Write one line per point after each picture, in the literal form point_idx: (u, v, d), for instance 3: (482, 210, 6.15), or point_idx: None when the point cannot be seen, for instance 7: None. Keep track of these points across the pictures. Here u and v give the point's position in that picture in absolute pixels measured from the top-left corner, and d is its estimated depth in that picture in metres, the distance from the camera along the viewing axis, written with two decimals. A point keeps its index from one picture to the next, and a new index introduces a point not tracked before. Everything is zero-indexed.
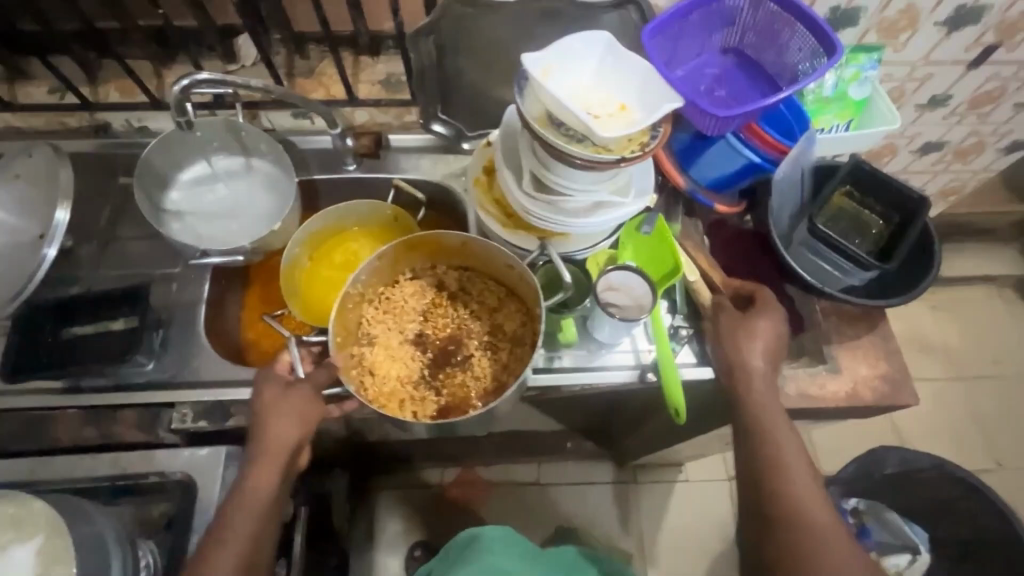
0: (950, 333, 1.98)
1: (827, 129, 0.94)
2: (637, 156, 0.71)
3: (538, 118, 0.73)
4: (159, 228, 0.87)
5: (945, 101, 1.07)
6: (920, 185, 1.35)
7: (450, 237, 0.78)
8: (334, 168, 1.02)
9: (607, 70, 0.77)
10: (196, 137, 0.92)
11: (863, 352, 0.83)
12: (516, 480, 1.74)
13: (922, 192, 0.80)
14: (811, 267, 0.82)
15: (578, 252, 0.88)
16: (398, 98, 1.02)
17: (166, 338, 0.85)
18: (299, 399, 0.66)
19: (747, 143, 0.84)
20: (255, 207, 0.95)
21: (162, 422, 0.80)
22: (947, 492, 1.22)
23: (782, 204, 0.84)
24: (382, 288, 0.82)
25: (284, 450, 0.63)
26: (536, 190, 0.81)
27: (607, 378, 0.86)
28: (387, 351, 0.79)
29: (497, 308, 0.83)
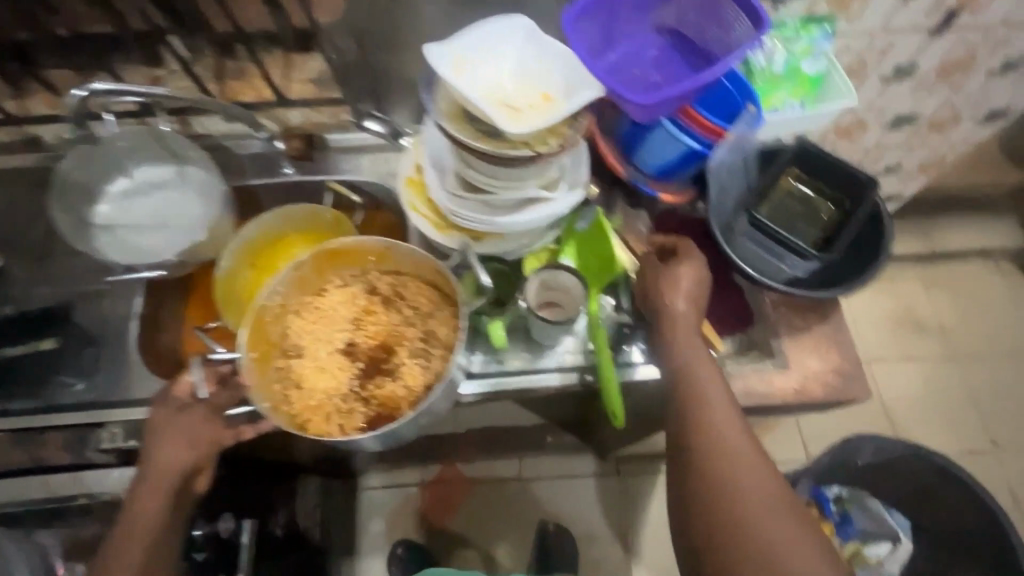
0: (947, 310, 1.90)
1: (780, 108, 0.87)
2: (553, 150, 0.69)
3: (451, 114, 0.70)
4: (82, 242, 0.85)
5: (912, 71, 1.01)
6: (897, 159, 1.29)
7: (371, 243, 0.77)
8: (271, 172, 0.99)
9: (529, 59, 0.73)
10: (119, 148, 0.89)
11: (814, 344, 0.79)
12: (498, 476, 1.71)
13: (870, 174, 0.75)
14: (753, 257, 0.78)
15: (512, 250, 0.83)
16: (331, 96, 0.99)
17: (98, 356, 0.83)
18: (192, 422, 0.66)
19: (686, 130, 0.78)
20: (185, 216, 0.90)
21: (90, 443, 0.78)
22: (930, 480, 1.16)
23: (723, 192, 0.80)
24: (309, 297, 0.79)
25: (172, 475, 0.64)
26: (461, 190, 0.79)
27: (547, 381, 0.82)
28: (315, 362, 0.76)
29: (431, 313, 0.79)
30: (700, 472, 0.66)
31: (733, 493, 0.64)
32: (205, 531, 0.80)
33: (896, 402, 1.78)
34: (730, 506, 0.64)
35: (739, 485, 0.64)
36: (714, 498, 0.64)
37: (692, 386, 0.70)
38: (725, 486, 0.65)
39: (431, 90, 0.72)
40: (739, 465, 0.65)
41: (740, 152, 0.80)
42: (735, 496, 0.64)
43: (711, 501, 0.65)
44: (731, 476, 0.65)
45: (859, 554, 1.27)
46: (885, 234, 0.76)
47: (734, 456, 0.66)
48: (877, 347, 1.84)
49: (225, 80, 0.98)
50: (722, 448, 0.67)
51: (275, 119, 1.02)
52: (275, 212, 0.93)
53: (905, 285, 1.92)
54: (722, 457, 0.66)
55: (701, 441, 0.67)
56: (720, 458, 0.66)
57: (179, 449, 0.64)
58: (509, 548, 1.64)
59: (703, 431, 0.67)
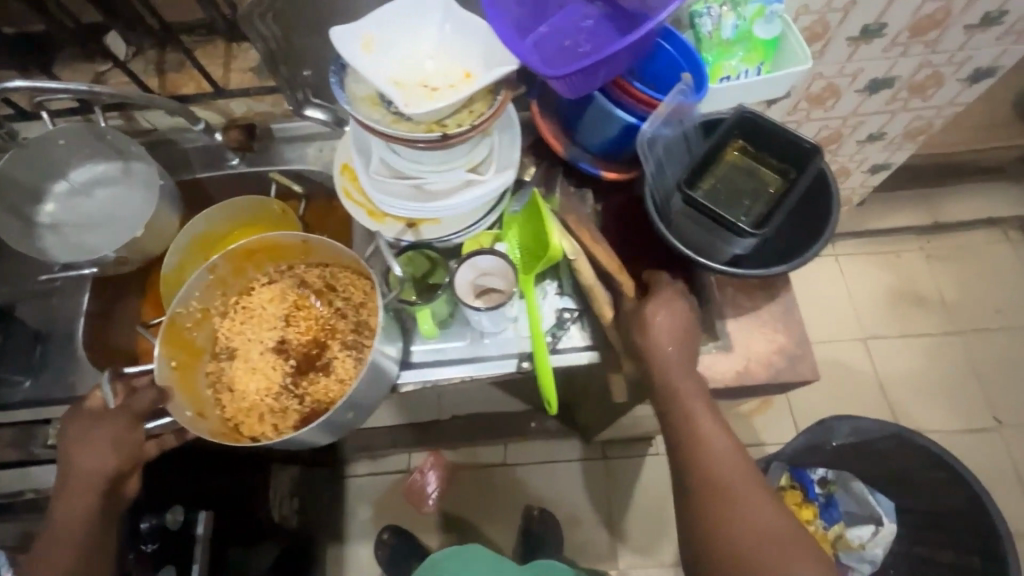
0: (958, 280, 1.78)
1: (732, 76, 0.84)
2: (467, 131, 0.66)
3: (366, 98, 0.68)
4: (25, 244, 0.85)
5: (881, 31, 0.94)
6: (879, 126, 1.22)
7: (289, 239, 0.78)
8: (216, 164, 0.98)
9: (448, 36, 0.71)
10: (60, 146, 0.89)
11: (758, 325, 0.77)
12: (480, 462, 1.67)
13: (814, 139, 0.71)
14: (692, 237, 0.74)
15: (452, 236, 0.81)
16: (269, 84, 0.97)
17: (46, 354, 0.85)
18: (110, 432, 0.67)
19: (621, 103, 0.75)
20: (130, 212, 0.90)
21: (37, 439, 0.81)
22: (913, 463, 1.11)
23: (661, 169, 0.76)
24: (237, 298, 0.82)
25: (92, 480, 0.66)
26: (389, 176, 0.77)
27: (485, 367, 0.81)
28: (247, 363, 0.79)
29: (362, 304, 0.81)
30: (704, 511, 0.66)
31: (739, 530, 0.64)
32: (151, 523, 0.80)
33: (898, 382, 1.67)
34: (738, 544, 0.63)
35: (744, 520, 0.64)
36: (724, 538, 0.64)
37: (687, 420, 0.68)
38: (732, 524, 0.64)
39: (343, 71, 0.69)
40: (743, 500, 0.65)
41: (678, 126, 0.76)
42: (741, 532, 0.64)
43: (719, 541, 0.64)
44: (736, 512, 0.65)
45: (842, 537, 1.28)
46: (831, 209, 0.72)
47: (735, 489, 0.66)
48: (876, 323, 1.73)
49: (165, 73, 0.97)
50: (723, 484, 0.66)
51: (218, 111, 0.99)
52: (221, 206, 0.92)
53: (906, 257, 1.81)
54: (724, 492, 0.66)
55: (701, 477, 0.67)
56: (721, 495, 0.66)
57: (99, 456, 0.66)
58: (495, 532, 1.62)
59: (701, 468, 0.67)
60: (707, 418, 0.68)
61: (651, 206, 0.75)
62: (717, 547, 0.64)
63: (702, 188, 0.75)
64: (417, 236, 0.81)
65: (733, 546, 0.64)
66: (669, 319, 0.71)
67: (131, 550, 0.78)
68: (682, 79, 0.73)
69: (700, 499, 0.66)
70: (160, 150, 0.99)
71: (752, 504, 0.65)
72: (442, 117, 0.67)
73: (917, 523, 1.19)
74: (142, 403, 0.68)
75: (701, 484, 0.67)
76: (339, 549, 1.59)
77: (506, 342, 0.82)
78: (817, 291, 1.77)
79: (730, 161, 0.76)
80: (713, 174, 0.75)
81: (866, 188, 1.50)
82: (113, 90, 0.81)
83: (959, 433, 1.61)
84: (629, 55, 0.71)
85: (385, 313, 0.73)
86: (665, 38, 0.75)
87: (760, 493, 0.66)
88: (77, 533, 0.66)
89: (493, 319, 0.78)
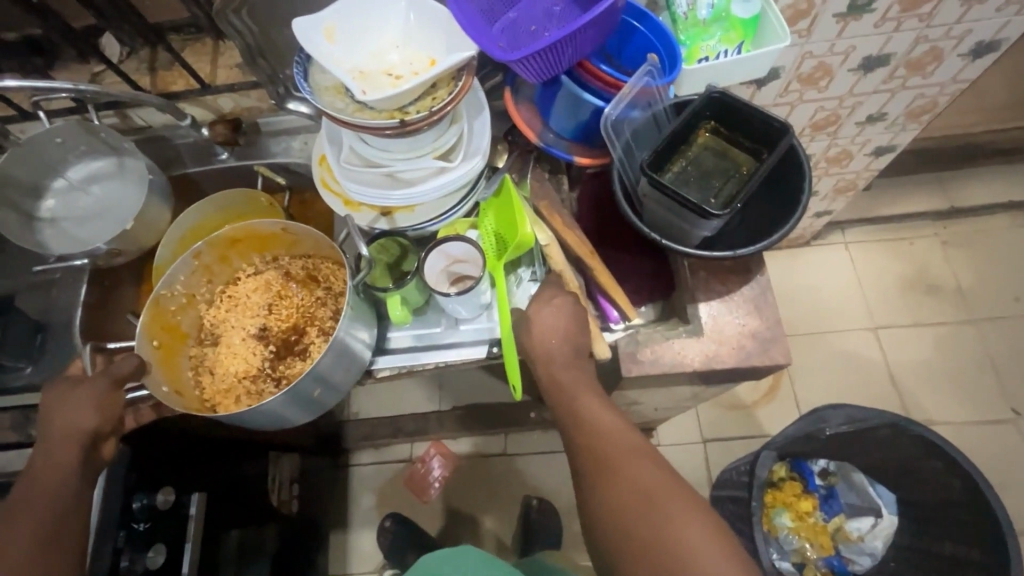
0: (974, 268, 1.70)
1: (711, 57, 0.81)
2: (427, 118, 0.67)
3: (332, 89, 0.69)
4: (25, 237, 0.89)
5: (869, 6, 0.90)
6: (879, 106, 1.18)
7: (267, 227, 0.80)
8: (206, 159, 1.01)
9: (413, 26, 0.72)
10: (57, 143, 0.92)
11: (731, 307, 0.77)
12: (481, 452, 1.68)
13: (785, 117, 0.70)
14: (660, 220, 0.74)
15: (427, 224, 0.82)
16: (253, 79, 0.99)
17: (46, 342, 0.89)
18: (91, 394, 0.68)
19: (588, 86, 0.76)
20: (123, 206, 0.94)
21: (33, 423, 0.83)
22: (911, 453, 1.07)
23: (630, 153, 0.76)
24: (223, 287, 0.85)
25: (73, 436, 0.67)
26: (362, 165, 0.78)
27: (458, 353, 0.82)
28: (229, 348, 0.82)
29: (341, 292, 0.83)
30: (591, 486, 0.63)
31: (620, 500, 0.60)
32: (142, 502, 0.82)
33: (908, 373, 1.61)
34: (620, 514, 0.59)
35: (625, 489, 0.60)
36: (609, 512, 0.60)
37: (574, 403, 0.68)
38: (611, 495, 0.61)
39: (309, 63, 0.70)
40: (627, 471, 0.61)
41: (647, 110, 0.76)
42: (619, 502, 0.60)
43: (604, 515, 0.60)
44: (616, 482, 0.61)
45: (841, 529, 1.25)
46: (803, 188, 0.70)
47: (617, 458, 0.63)
48: (886, 312, 1.68)
49: (156, 71, 1.00)
50: (606, 454, 0.63)
51: (206, 107, 1.02)
52: (209, 198, 0.93)
53: (919, 244, 1.74)
54: (606, 463, 0.63)
55: (586, 452, 0.65)
56: (604, 466, 0.63)
57: (81, 412, 0.67)
58: (493, 520, 1.62)
59: (585, 443, 0.65)
60: (586, 388, 0.69)
61: (619, 190, 0.76)
62: (603, 520, 0.60)
63: (671, 171, 0.75)
64: (392, 224, 0.82)
65: (614, 517, 0.59)
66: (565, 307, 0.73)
67: (123, 528, 0.80)
68: (649, 60, 0.73)
69: (586, 472, 0.64)
70: (153, 145, 1.01)
71: (635, 473, 0.61)
72: (404, 104, 0.68)
73: (925, 517, 1.14)
74: (125, 367, 0.69)
75: (587, 458, 0.65)
76: (341, 537, 1.61)
77: (481, 328, 0.82)
78: (824, 279, 1.72)
79: (701, 143, 0.75)
80: (683, 157, 0.75)
81: (871, 172, 1.45)
82: (99, 88, 0.82)
83: (973, 426, 1.55)
84: (593, 38, 0.70)
85: (355, 296, 0.74)
86: (639, 19, 0.75)
87: (647, 462, 0.62)
88: (57, 486, 0.66)
89: (465, 305, 0.79)
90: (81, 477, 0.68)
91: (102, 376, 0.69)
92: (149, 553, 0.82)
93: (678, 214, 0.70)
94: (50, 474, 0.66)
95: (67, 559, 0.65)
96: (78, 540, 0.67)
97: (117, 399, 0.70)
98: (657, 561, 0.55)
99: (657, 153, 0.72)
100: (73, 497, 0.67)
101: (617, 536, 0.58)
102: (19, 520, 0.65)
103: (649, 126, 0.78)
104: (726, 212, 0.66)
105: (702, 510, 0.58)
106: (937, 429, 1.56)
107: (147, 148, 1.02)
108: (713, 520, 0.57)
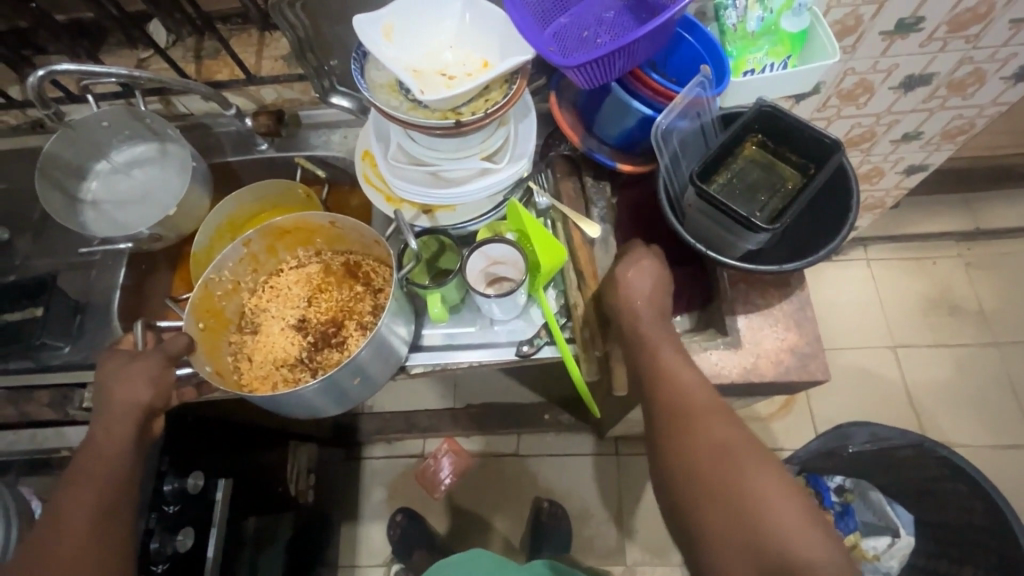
0: (995, 291, 1.69)
1: (757, 69, 0.81)
2: (480, 119, 0.68)
3: (386, 87, 0.71)
4: (72, 218, 0.91)
5: (917, 25, 0.90)
6: (915, 125, 1.17)
7: (317, 220, 0.81)
8: (246, 149, 1.02)
9: (467, 27, 0.73)
10: (103, 127, 0.93)
11: (770, 320, 0.77)
12: (494, 451, 1.66)
13: (837, 135, 0.70)
14: (703, 230, 0.74)
15: (466, 224, 0.83)
16: (297, 72, 1.00)
17: (83, 323, 0.90)
18: (146, 368, 0.69)
19: (638, 94, 0.76)
20: (164, 191, 0.95)
21: (72, 402, 0.83)
22: (932, 473, 1.07)
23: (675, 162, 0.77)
24: (266, 277, 0.87)
25: (126, 410, 0.68)
26: (407, 162, 0.79)
27: (489, 353, 0.82)
28: (269, 337, 0.83)
29: (382, 288, 0.84)
30: (665, 436, 0.65)
31: (695, 452, 0.62)
32: (174, 486, 0.83)
33: (927, 393, 1.60)
34: (694, 464, 0.61)
35: (700, 443, 0.62)
36: (683, 462, 0.62)
37: (654, 358, 0.69)
38: (689, 445, 0.63)
39: (364, 60, 0.72)
40: (703, 426, 0.63)
41: (694, 120, 0.76)
42: (696, 455, 0.62)
43: (680, 464, 0.63)
44: (694, 435, 0.63)
45: (856, 547, 1.26)
46: (852, 206, 0.70)
47: (696, 414, 0.64)
48: (907, 331, 1.67)
49: (201, 60, 1.01)
50: (684, 408, 0.65)
51: (249, 97, 1.03)
52: (248, 187, 0.94)
53: (943, 264, 1.73)
54: (684, 416, 0.64)
55: (663, 405, 0.66)
56: (680, 418, 0.65)
57: (136, 385, 0.68)
58: (504, 520, 1.60)
59: (660, 395, 0.67)
60: (668, 343, 0.70)
61: (663, 198, 0.76)
62: (676, 469, 0.63)
63: (717, 182, 0.75)
64: (433, 222, 0.83)
65: (690, 467, 0.62)
66: (650, 275, 0.73)
67: (154, 510, 0.81)
68: (702, 71, 0.73)
69: (661, 423, 0.66)
70: (194, 133, 1.02)
71: (712, 429, 0.63)
72: (457, 104, 0.69)
73: (945, 539, 1.13)
74: (177, 344, 0.71)
75: (661, 408, 0.66)
76: (351, 530, 1.61)
77: (514, 330, 0.83)
78: (845, 295, 1.72)
79: (747, 156, 0.75)
80: (729, 169, 0.75)
81: (901, 191, 1.45)
82: (151, 74, 0.83)
83: (991, 449, 1.54)
84: (647, 47, 0.70)
85: (400, 291, 0.75)
86: (688, 30, 0.76)
87: (724, 420, 0.64)
88: (112, 456, 0.67)
89: (506, 306, 0.79)
90: (133, 451, 0.69)
91: (156, 352, 0.70)
92: (178, 536, 0.82)
93: (723, 226, 0.70)
94: (107, 443, 0.68)
95: (122, 532, 0.66)
96: (131, 512, 0.68)
97: (170, 376, 0.71)
98: (731, 512, 0.58)
99: (704, 164, 0.72)
100: (128, 469, 0.68)
101: (690, 485, 0.61)
102: (75, 490, 0.65)
103: (695, 136, 0.78)
104: (774, 227, 0.66)
105: (778, 470, 0.59)
106: (955, 450, 1.55)
107: (188, 135, 1.03)
108: (790, 480, 0.59)
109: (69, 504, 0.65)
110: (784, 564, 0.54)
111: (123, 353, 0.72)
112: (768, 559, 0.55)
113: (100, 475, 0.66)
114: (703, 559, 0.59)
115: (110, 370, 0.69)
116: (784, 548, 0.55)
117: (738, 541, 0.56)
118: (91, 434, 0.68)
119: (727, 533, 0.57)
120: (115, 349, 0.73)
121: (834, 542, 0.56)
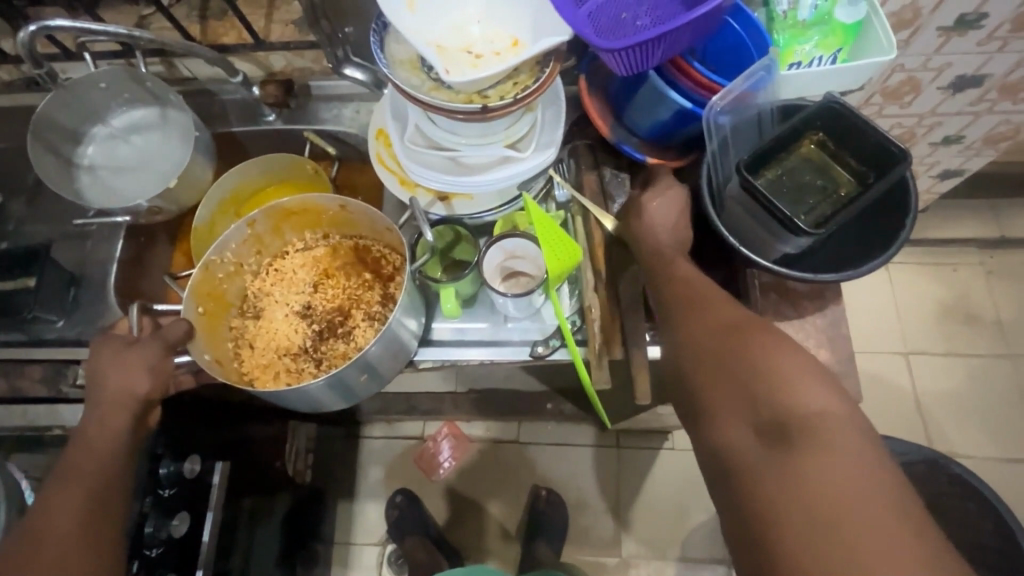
0: (1014, 302, 1.65)
1: (803, 63, 0.73)
2: (508, 105, 0.63)
3: (408, 64, 0.66)
4: (65, 185, 0.86)
5: (978, 22, 0.84)
6: (958, 128, 1.11)
7: (325, 202, 0.76)
8: (252, 119, 0.96)
9: (496, 2, 0.67)
10: (100, 88, 0.88)
11: (801, 335, 0.74)
12: (494, 437, 1.64)
13: (906, 146, 0.65)
14: (740, 225, 0.70)
15: (484, 214, 0.79)
16: (309, 39, 0.93)
17: (79, 297, 0.87)
18: (144, 356, 0.66)
19: (676, 85, 0.70)
20: (165, 159, 0.90)
21: (66, 378, 0.81)
22: (937, 488, 1.03)
23: (722, 151, 0.73)
24: (270, 259, 0.83)
25: (125, 398, 0.66)
26: (425, 146, 0.74)
27: (500, 353, 0.78)
28: (271, 323, 0.80)
29: (392, 277, 0.80)
30: (674, 318, 0.66)
31: (698, 327, 0.63)
32: (169, 469, 0.80)
33: (936, 401, 1.57)
34: (700, 342, 0.62)
35: (709, 322, 0.63)
36: (686, 339, 0.64)
37: (669, 264, 0.69)
38: (696, 324, 0.64)
39: (383, 32, 0.66)
40: (704, 306, 0.64)
41: (745, 109, 0.72)
42: (699, 330, 0.63)
43: (685, 339, 0.64)
44: (698, 313, 0.64)
45: None
46: (905, 224, 0.67)
47: (700, 298, 0.65)
48: (920, 338, 1.63)
49: (207, 21, 0.95)
50: (690, 292, 0.66)
51: (256, 63, 0.96)
52: (253, 160, 0.90)
53: (963, 271, 1.68)
54: (687, 301, 0.66)
55: (672, 295, 0.67)
56: (685, 300, 0.66)
57: (136, 374, 0.66)
58: (500, 506, 1.59)
59: (671, 287, 0.68)
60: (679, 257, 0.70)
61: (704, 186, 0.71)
62: (683, 347, 0.64)
63: (764, 177, 0.70)
64: (449, 211, 0.79)
65: (696, 345, 0.63)
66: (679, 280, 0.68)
67: (149, 494, 0.78)
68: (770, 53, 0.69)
69: (668, 306, 0.67)
70: (197, 99, 0.96)
71: (717, 311, 0.64)
72: (483, 87, 0.63)
73: None
74: (177, 332, 0.68)
75: (668, 299, 0.67)
76: (347, 508, 1.60)
77: (527, 329, 0.79)
78: (861, 297, 1.67)
79: (804, 154, 0.70)
80: (780, 165, 0.70)
81: (932, 194, 1.40)
82: (153, 35, 0.77)
83: (997, 462, 1.52)
84: (692, 34, 0.64)
85: (411, 285, 0.71)
86: (733, 15, 0.70)
87: (726, 302, 0.65)
88: (110, 446, 0.65)
89: (520, 305, 0.75)
90: (132, 440, 0.67)
91: (155, 339, 0.67)
92: (172, 521, 0.79)
93: (763, 225, 0.66)
94: (103, 431, 0.65)
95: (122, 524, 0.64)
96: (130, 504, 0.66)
97: (169, 364, 0.69)
98: (736, 379, 0.58)
99: (755, 154, 0.68)
100: (126, 459, 0.66)
101: (691, 350, 0.63)
102: (67, 479, 0.63)
103: (748, 128, 0.74)
104: (818, 232, 0.61)
105: (786, 340, 0.59)
106: (959, 460, 1.53)
107: (191, 100, 0.97)
108: (797, 346, 0.58)
109: (59, 493, 0.63)
110: (786, 418, 0.54)
111: (119, 337, 0.69)
112: (762, 410, 0.56)
113: (95, 466, 0.64)
114: (704, 419, 0.61)
115: (104, 358, 0.66)
116: (788, 405, 0.55)
117: (737, 396, 0.58)
118: (86, 422, 0.66)
119: (725, 389, 0.59)
120: (111, 331, 0.70)
121: (838, 395, 0.55)
